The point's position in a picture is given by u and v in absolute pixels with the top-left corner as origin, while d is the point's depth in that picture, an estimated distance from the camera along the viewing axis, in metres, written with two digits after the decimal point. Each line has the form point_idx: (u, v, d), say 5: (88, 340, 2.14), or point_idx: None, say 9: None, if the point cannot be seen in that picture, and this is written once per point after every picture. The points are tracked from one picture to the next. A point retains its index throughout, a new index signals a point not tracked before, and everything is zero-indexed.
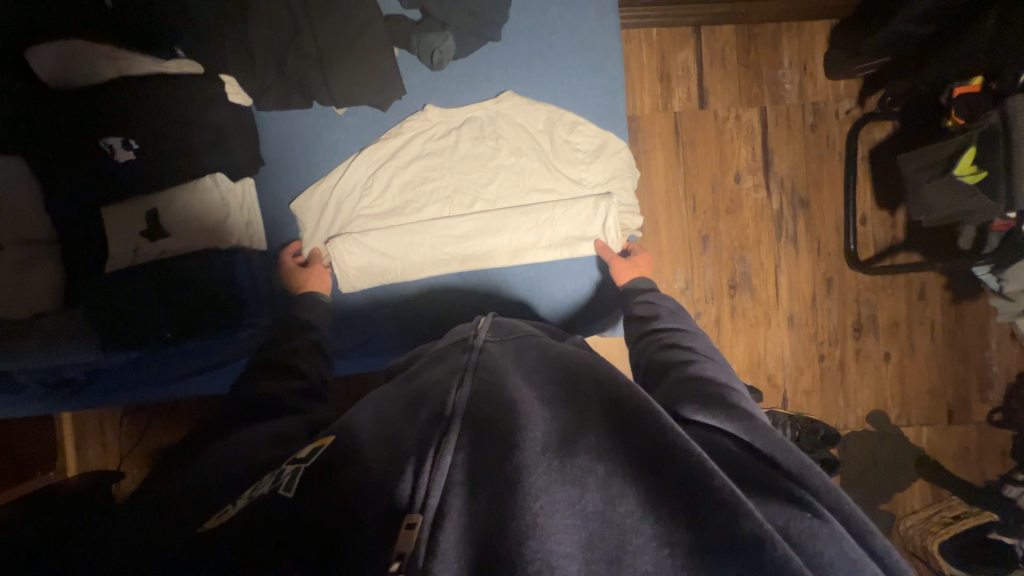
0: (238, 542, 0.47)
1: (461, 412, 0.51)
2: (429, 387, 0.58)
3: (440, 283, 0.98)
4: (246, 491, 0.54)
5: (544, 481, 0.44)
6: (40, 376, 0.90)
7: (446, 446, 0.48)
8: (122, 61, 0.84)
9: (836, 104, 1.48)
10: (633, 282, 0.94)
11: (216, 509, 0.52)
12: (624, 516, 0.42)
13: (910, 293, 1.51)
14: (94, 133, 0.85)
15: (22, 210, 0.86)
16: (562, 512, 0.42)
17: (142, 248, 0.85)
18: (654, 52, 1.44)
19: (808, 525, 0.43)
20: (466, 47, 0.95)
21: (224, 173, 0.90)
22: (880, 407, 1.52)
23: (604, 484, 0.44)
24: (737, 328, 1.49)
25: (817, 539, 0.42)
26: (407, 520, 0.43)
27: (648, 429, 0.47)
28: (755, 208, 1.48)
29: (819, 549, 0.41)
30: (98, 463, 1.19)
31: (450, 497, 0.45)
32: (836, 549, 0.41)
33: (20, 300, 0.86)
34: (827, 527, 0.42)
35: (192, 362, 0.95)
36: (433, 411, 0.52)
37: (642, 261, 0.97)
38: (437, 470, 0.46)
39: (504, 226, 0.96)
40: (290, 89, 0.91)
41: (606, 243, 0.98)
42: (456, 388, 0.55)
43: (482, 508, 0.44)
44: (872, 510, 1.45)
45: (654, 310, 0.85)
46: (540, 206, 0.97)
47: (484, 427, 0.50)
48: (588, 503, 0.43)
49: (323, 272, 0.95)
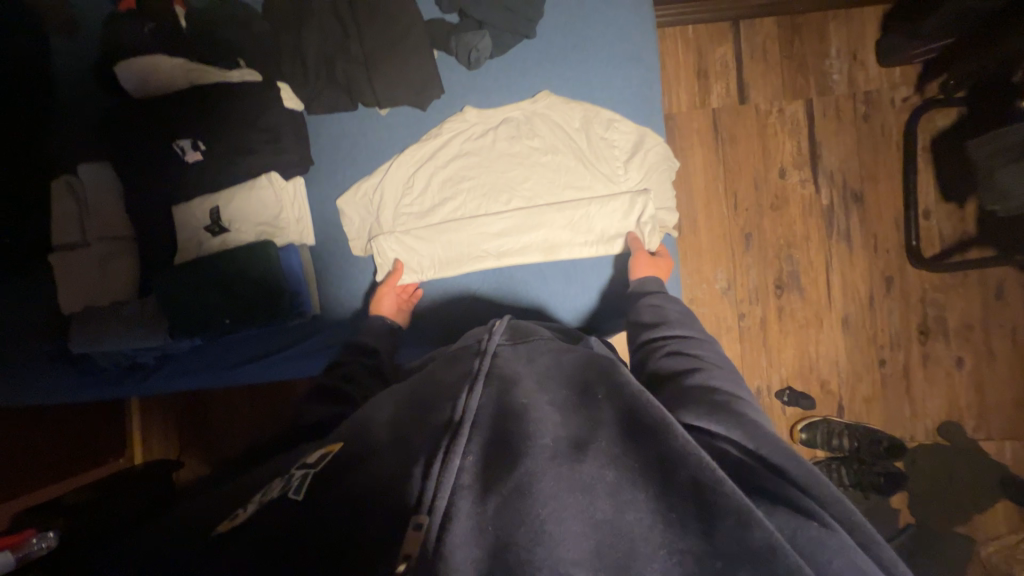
0: (261, 534, 0.49)
1: (471, 419, 0.52)
2: (441, 390, 0.59)
3: (465, 287, 1.00)
4: (257, 495, 0.56)
5: (553, 487, 0.45)
6: (116, 360, 0.99)
7: (454, 450, 0.49)
8: (193, 71, 0.94)
9: (891, 92, 1.40)
10: (643, 279, 0.91)
11: (228, 514, 0.55)
12: (632, 524, 0.43)
13: (985, 293, 1.38)
14: (167, 140, 0.94)
15: (108, 210, 0.97)
16: (569, 519, 0.43)
17: (205, 242, 0.95)
18: (690, 50, 1.42)
19: (817, 534, 0.43)
20: (502, 45, 0.98)
21: (277, 172, 0.96)
22: (952, 417, 1.38)
23: (614, 491, 0.45)
24: (785, 331, 1.41)
25: (825, 548, 0.42)
26: (414, 522, 0.44)
27: (657, 437, 0.47)
28: (803, 205, 1.41)
29: (828, 558, 0.41)
30: (163, 453, 1.28)
31: (458, 500, 0.45)
32: (845, 560, 0.41)
33: (106, 290, 0.97)
34: (834, 537, 0.43)
35: (246, 351, 1.01)
36: (445, 416, 0.54)
37: (666, 263, 0.95)
38: (444, 473, 0.47)
39: (531, 233, 0.97)
40: (339, 92, 0.97)
41: (640, 236, 0.96)
42: (466, 394, 0.55)
43: (491, 512, 0.45)
44: (945, 532, 1.32)
45: (661, 316, 0.82)
46: (576, 203, 0.97)
47: (494, 434, 0.51)
48: (596, 510, 0.44)
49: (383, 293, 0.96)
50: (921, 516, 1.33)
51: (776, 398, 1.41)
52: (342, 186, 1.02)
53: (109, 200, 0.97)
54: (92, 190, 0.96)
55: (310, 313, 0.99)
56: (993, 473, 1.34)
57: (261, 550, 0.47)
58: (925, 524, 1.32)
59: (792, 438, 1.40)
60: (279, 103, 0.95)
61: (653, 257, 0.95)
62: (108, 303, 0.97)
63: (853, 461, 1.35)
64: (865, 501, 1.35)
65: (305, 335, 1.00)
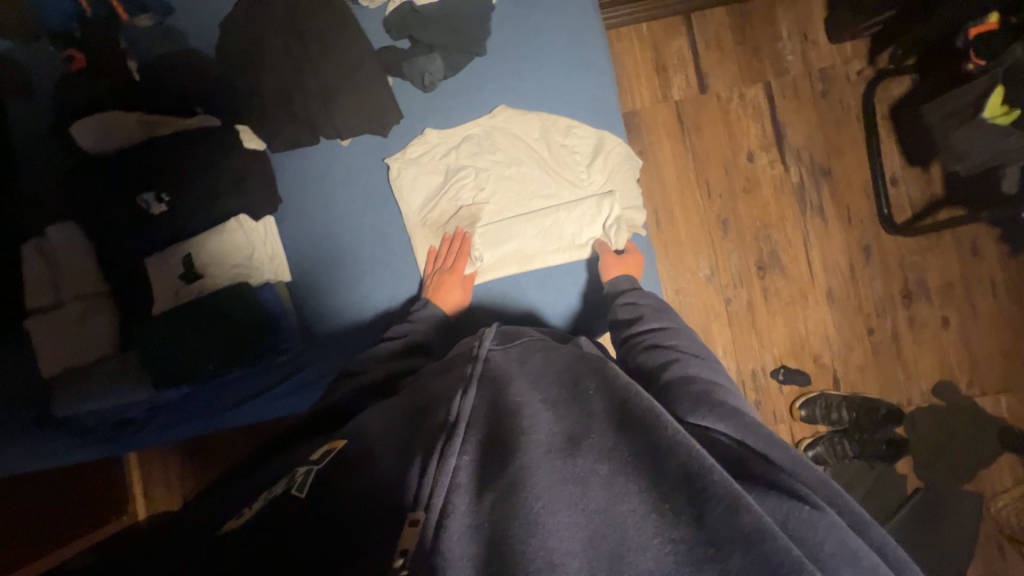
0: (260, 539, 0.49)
1: (466, 420, 0.54)
2: (436, 396, 0.60)
3: None
4: (261, 495, 0.57)
5: (546, 481, 0.46)
6: (105, 418, 0.98)
7: (451, 450, 0.50)
8: (153, 125, 0.96)
9: (845, 66, 1.43)
10: (614, 279, 0.93)
11: (231, 516, 0.56)
12: (625, 515, 0.44)
13: (961, 251, 1.41)
14: (131, 193, 0.94)
15: (78, 268, 0.96)
16: (563, 512, 0.44)
17: (181, 290, 0.94)
18: (647, 46, 1.45)
19: (807, 516, 0.45)
20: (455, 65, 1.00)
21: (246, 214, 0.97)
22: (946, 377, 1.40)
23: (608, 483, 0.46)
24: (773, 310, 1.43)
25: (816, 530, 0.44)
26: (410, 518, 0.46)
27: (648, 427, 0.48)
28: (774, 185, 1.43)
29: (818, 540, 0.44)
30: (169, 503, 1.27)
31: (454, 498, 0.47)
32: (837, 541, 0.44)
33: (85, 348, 0.96)
34: (826, 519, 0.45)
35: (232, 395, 1.00)
36: (439, 420, 0.55)
37: (635, 259, 0.96)
38: (440, 473, 0.49)
39: (505, 247, 0.99)
40: (300, 128, 0.98)
41: (606, 241, 0.99)
42: (460, 397, 0.57)
43: (486, 509, 0.46)
44: (953, 492, 1.34)
45: (638, 313, 0.84)
46: (543, 213, 0.99)
47: (489, 433, 0.53)
48: (590, 501, 0.45)
49: (449, 282, 0.95)
50: (928, 479, 1.34)
51: (772, 378, 1.42)
52: (313, 218, 1.01)
53: (81, 257, 0.97)
54: (62, 249, 0.96)
55: (295, 347, 0.99)
56: (993, 428, 1.35)
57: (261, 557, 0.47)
58: (934, 487, 1.33)
59: (792, 416, 1.40)
60: (240, 145, 0.96)
61: (620, 255, 0.97)
62: (90, 362, 0.96)
63: (855, 432, 1.36)
64: (871, 471, 1.36)
65: (292, 372, 0.99)
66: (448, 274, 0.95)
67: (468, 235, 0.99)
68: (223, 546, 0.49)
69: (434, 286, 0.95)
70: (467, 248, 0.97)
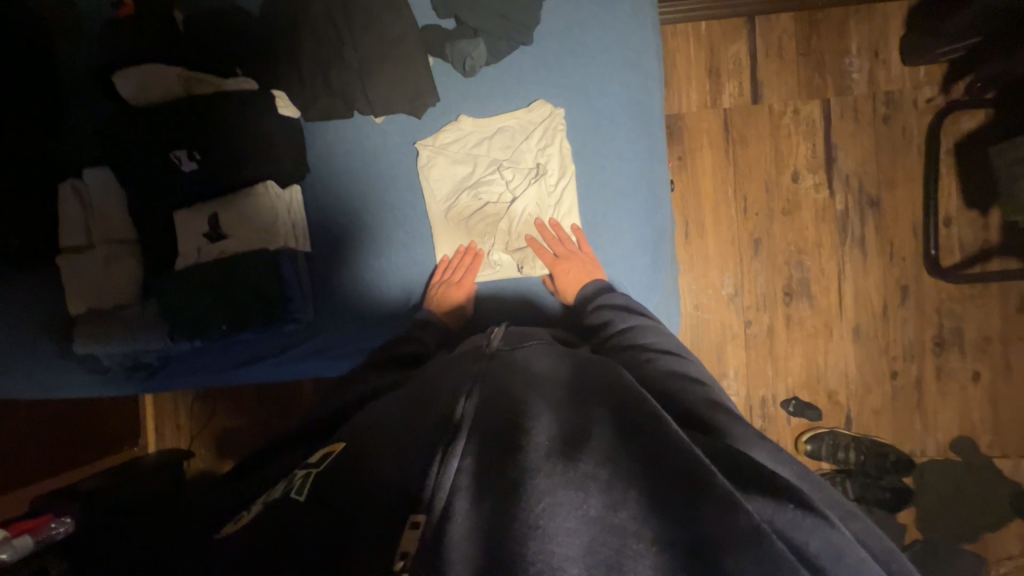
0: (257, 538, 0.49)
1: (469, 420, 0.53)
2: (442, 390, 0.60)
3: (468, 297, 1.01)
4: (259, 499, 0.57)
5: (547, 483, 0.45)
6: (121, 359, 1.03)
7: (452, 453, 0.50)
8: (193, 80, 0.97)
9: (915, 92, 1.33)
10: (581, 292, 0.91)
11: (230, 520, 0.56)
12: (625, 522, 0.43)
13: (1007, 305, 1.32)
14: (163, 145, 0.95)
15: (111, 214, 0.99)
16: (564, 516, 0.43)
17: (204, 247, 0.96)
18: (702, 47, 1.37)
19: (792, 517, 0.43)
20: (498, 52, 0.97)
21: (274, 180, 0.97)
22: (966, 433, 1.34)
23: (608, 489, 0.45)
24: (793, 339, 1.38)
25: (801, 530, 0.42)
26: (413, 519, 0.46)
27: (650, 433, 0.48)
28: (815, 210, 1.36)
29: (804, 540, 0.42)
30: (174, 441, 1.32)
31: (456, 500, 0.47)
32: (822, 541, 0.41)
33: (107, 292, 0.99)
34: (811, 518, 0.43)
35: (245, 352, 1.03)
36: (443, 417, 0.55)
37: (574, 259, 0.94)
38: (442, 474, 0.49)
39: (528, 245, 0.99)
40: (335, 99, 0.97)
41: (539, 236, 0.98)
42: (465, 398, 0.57)
43: (487, 511, 0.46)
44: (953, 549, 1.29)
45: (607, 316, 0.83)
46: (564, 217, 0.98)
47: (490, 431, 0.52)
48: (590, 507, 0.44)
49: (448, 291, 0.96)
50: (928, 532, 1.30)
51: (781, 408, 1.38)
52: (339, 193, 1.02)
53: (113, 203, 1.00)
54: (96, 193, 0.99)
55: (306, 318, 1.00)
56: (1006, 491, 1.30)
57: (258, 551, 0.47)
58: (932, 541, 1.29)
59: (796, 449, 1.37)
60: (275, 110, 0.96)
61: (560, 260, 0.95)
62: (112, 305, 1.00)
63: (859, 475, 1.32)
64: (870, 516, 1.31)
65: (300, 340, 1.02)
66: (454, 287, 0.97)
67: (479, 250, 0.99)
68: (215, 547, 0.50)
69: (437, 294, 0.97)
70: (477, 265, 0.98)
